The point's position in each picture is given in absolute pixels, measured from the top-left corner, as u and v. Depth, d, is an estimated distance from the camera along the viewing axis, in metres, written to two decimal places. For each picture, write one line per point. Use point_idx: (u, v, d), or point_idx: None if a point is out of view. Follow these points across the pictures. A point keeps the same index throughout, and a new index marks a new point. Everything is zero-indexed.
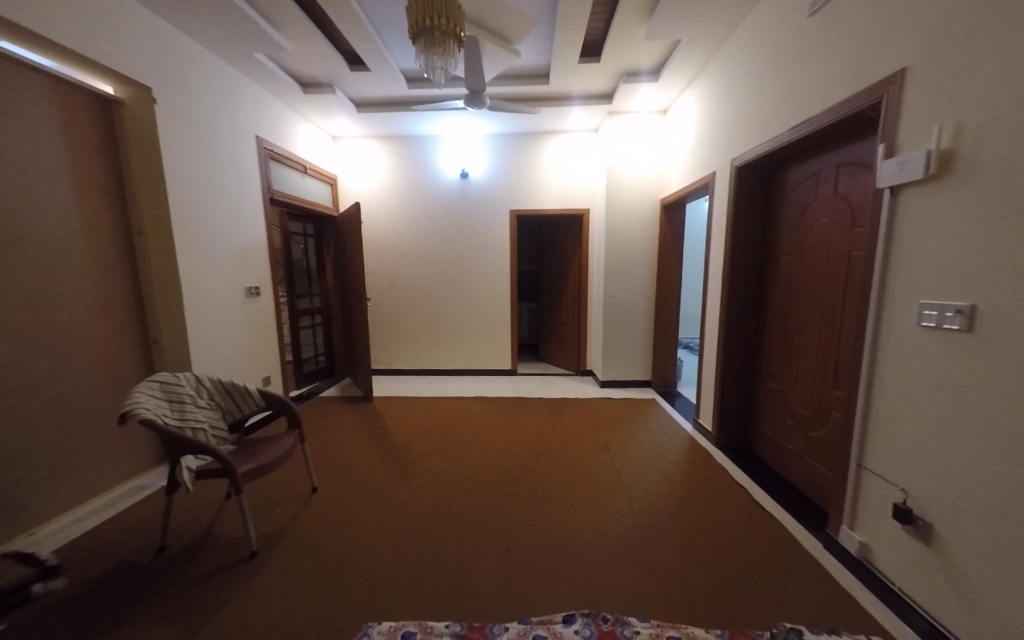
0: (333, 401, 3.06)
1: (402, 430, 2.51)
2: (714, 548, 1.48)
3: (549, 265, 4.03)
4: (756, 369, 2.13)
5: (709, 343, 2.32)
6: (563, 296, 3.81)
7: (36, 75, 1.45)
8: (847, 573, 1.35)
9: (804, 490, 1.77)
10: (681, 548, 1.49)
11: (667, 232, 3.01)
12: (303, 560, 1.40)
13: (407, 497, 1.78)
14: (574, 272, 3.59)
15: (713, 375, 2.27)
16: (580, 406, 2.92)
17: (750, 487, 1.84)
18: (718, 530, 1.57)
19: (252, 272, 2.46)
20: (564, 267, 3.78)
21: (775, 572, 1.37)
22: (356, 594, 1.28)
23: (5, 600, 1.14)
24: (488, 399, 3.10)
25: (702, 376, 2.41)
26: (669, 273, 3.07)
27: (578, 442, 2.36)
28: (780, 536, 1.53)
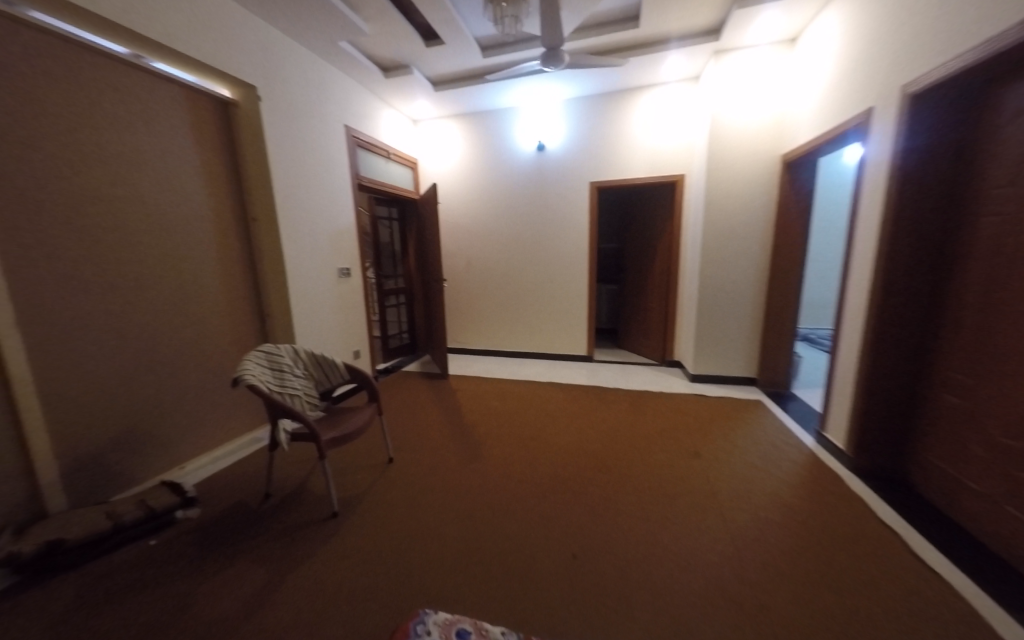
0: (414, 377, 3.24)
1: (474, 410, 2.54)
2: (847, 605, 1.14)
3: (633, 243, 3.67)
4: (920, 374, 1.60)
5: (845, 335, 1.83)
6: (647, 277, 3.44)
7: (172, 85, 1.71)
8: None
9: (993, 544, 1.29)
10: (797, 596, 1.17)
11: (788, 198, 2.45)
12: (377, 526, 1.45)
13: (471, 481, 1.75)
14: (663, 249, 3.19)
15: (850, 376, 1.78)
16: (667, 401, 2.60)
17: (903, 530, 1.40)
18: (852, 582, 1.21)
19: (345, 256, 2.68)
20: (650, 244, 3.37)
21: None
22: (416, 573, 1.26)
23: (153, 521, 1.39)
24: (565, 385, 2.96)
25: (832, 376, 1.93)
26: (788, 247, 2.51)
27: (663, 442, 2.09)
28: (952, 606, 1.11)
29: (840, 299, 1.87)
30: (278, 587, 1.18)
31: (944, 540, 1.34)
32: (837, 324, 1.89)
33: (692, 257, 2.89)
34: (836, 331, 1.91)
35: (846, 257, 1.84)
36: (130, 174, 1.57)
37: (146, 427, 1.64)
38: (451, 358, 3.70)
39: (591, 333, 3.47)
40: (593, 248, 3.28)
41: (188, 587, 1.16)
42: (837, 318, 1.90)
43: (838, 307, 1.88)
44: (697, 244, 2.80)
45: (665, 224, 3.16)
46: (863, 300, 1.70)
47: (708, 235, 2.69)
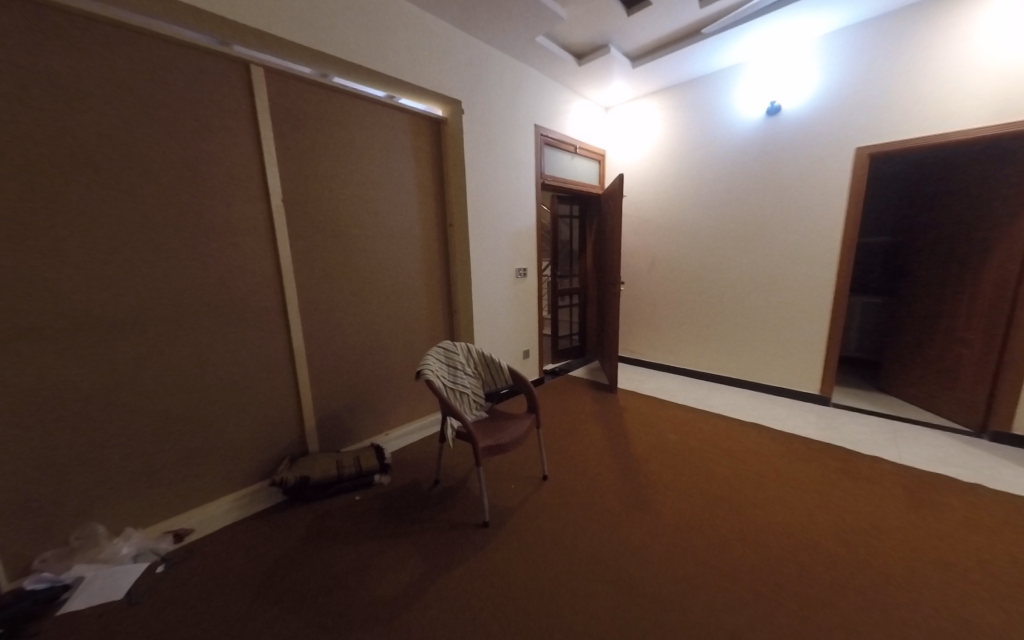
0: (581, 384, 3.09)
1: (645, 441, 2.18)
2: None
3: (933, 242, 2.43)
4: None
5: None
6: (963, 292, 2.23)
7: (400, 112, 2.02)
8: None
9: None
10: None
11: None
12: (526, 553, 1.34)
13: (637, 533, 1.45)
14: (1011, 251, 1.98)
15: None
16: (996, 514, 1.56)
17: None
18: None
19: (524, 257, 2.73)
20: (979, 244, 2.14)
21: None
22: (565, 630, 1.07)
23: (358, 479, 1.68)
24: (782, 436, 2.21)
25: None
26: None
27: (990, 587, 1.23)
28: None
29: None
30: (431, 585, 1.21)
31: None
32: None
33: None
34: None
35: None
36: (368, 191, 1.93)
37: (367, 397, 2.03)
38: (622, 369, 3.36)
39: (830, 365, 2.47)
40: (848, 245, 2.28)
41: (368, 553, 1.33)
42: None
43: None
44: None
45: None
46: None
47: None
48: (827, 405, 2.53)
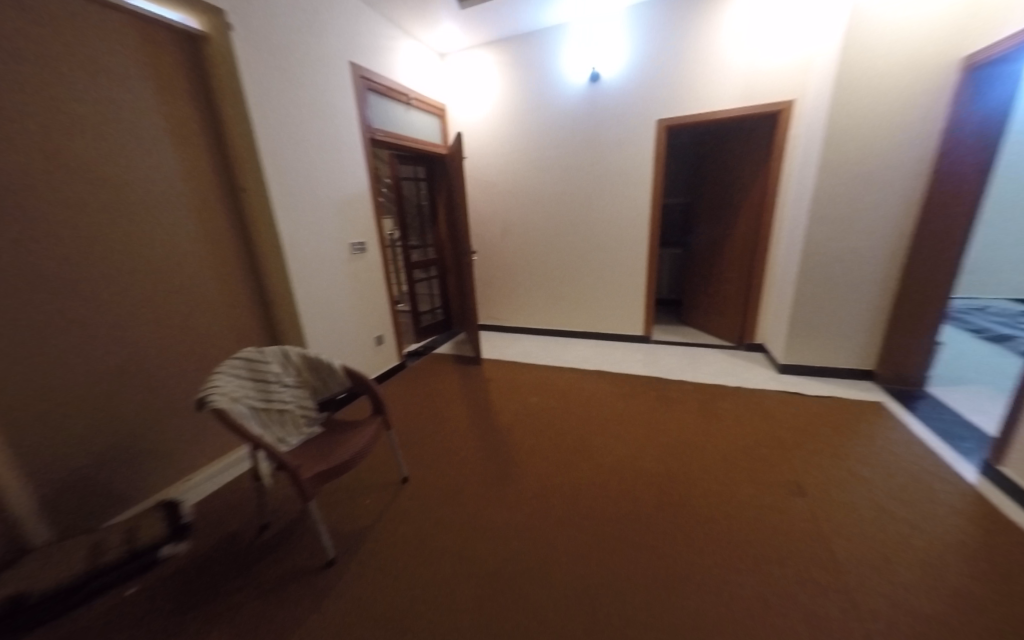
0: (444, 361, 2.96)
1: (506, 413, 2.21)
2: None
3: (709, 201, 3.03)
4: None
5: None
6: (728, 242, 2.86)
7: (110, 12, 1.31)
8: None
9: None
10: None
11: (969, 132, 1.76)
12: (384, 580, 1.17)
13: (502, 500, 1.52)
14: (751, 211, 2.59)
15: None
16: (749, 408, 2.11)
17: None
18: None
19: (358, 228, 2.32)
20: (735, 202, 2.73)
21: None
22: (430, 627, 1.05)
23: (132, 563, 1.19)
24: (617, 378, 2.54)
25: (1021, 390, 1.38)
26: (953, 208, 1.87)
27: (750, 467, 1.63)
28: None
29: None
30: None
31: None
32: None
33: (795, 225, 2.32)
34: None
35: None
36: (70, 139, 1.25)
37: (141, 441, 1.46)
38: (485, 337, 3.36)
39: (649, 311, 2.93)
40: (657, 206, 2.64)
41: None
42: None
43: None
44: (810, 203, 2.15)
45: (760, 178, 2.49)
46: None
47: (830, 188, 2.06)
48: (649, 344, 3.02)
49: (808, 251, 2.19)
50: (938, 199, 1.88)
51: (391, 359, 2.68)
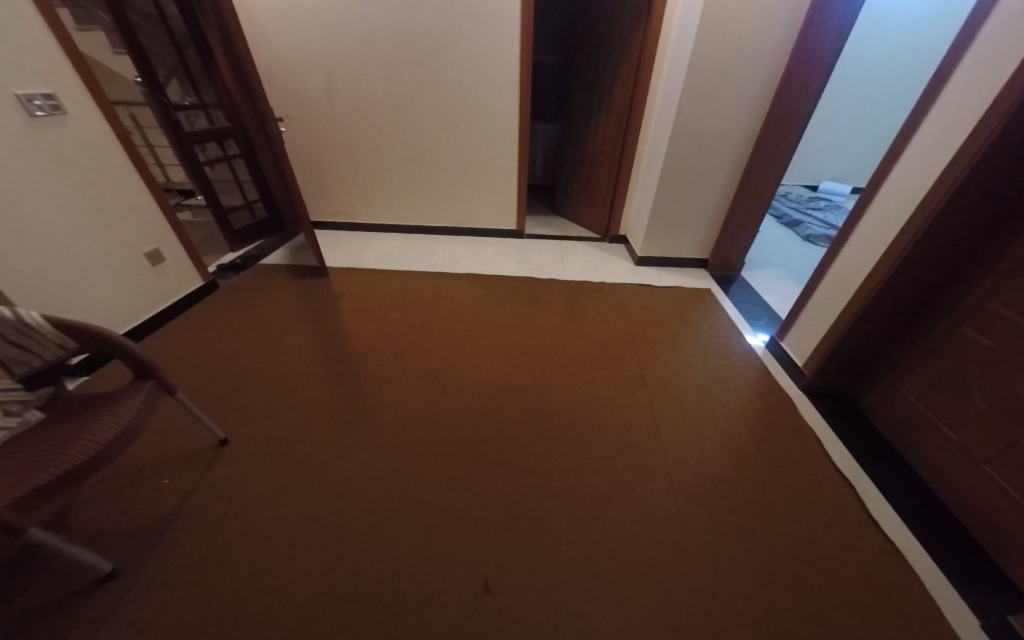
0: (279, 278, 2.38)
1: (364, 338, 1.92)
2: (818, 593, 1.01)
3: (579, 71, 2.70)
4: (939, 299, 1.32)
5: (859, 235, 1.46)
6: (600, 122, 2.62)
7: None
8: (968, 612, 0.99)
9: (943, 494, 1.26)
10: (772, 589, 1.02)
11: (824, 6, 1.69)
12: (201, 592, 0.98)
13: (357, 437, 1.42)
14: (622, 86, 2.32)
15: (851, 290, 1.47)
16: (607, 304, 2.21)
17: (856, 480, 1.31)
18: (817, 550, 1.10)
19: (24, 69, 1.33)
20: (610, 70, 2.40)
21: (883, 599, 1.00)
22: (275, 584, 1.00)
23: None
24: (490, 284, 2.39)
25: (812, 284, 1.67)
26: (797, 103, 1.94)
27: (601, 366, 1.75)
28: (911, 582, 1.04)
29: (871, 193, 1.43)
30: None
31: (893, 489, 1.29)
32: (853, 220, 1.50)
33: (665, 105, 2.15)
34: (851, 228, 1.51)
35: (906, 125, 1.31)
36: None
37: None
38: (338, 241, 2.84)
39: (521, 202, 2.87)
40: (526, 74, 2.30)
41: None
42: (851, 211, 1.51)
43: (864, 203, 1.45)
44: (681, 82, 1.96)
45: (637, 40, 2.14)
46: (929, 185, 1.21)
47: (703, 64, 1.87)
48: (520, 239, 3.03)
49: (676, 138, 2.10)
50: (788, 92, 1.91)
51: (191, 279, 2.05)
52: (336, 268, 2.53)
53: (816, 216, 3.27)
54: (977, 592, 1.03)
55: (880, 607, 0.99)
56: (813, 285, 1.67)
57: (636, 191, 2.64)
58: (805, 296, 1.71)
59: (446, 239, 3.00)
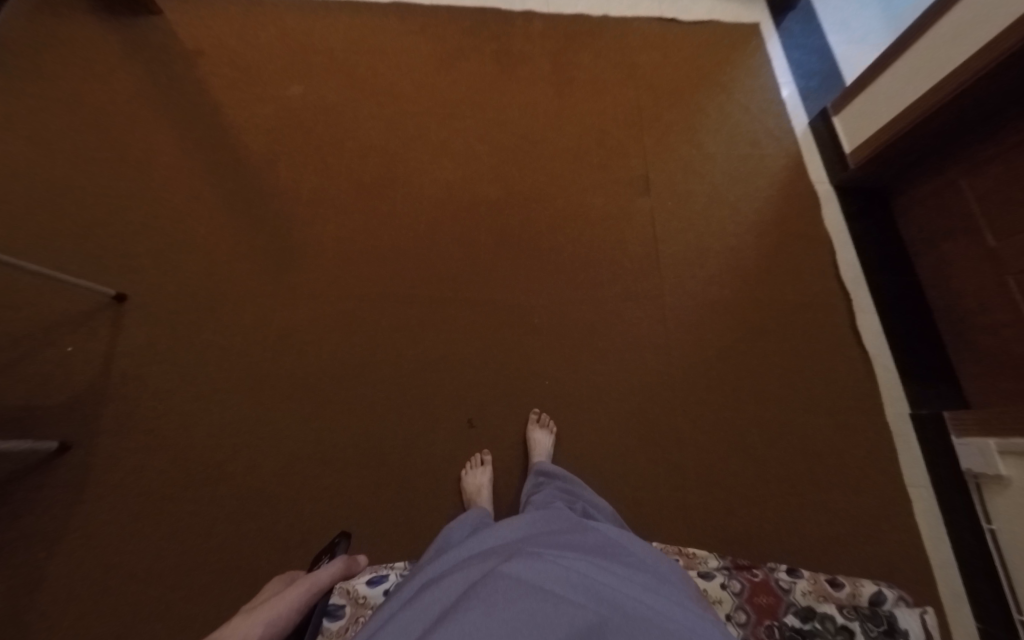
0: (77, 15, 1.43)
1: (259, 134, 1.32)
2: (777, 403, 1.07)
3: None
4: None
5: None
6: None
7: None
8: (902, 405, 1.09)
9: (935, 300, 1.20)
10: (737, 403, 1.07)
11: None
12: (172, 453, 0.95)
13: (287, 279, 1.14)
14: None
15: (963, 57, 0.96)
16: (610, 59, 1.53)
17: (854, 291, 1.22)
18: (790, 366, 1.12)
19: None
20: None
21: (829, 401, 1.08)
22: (240, 441, 0.97)
23: None
24: (433, 27, 1.55)
25: (916, 30, 1.09)
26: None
27: (595, 165, 1.33)
28: (865, 387, 1.10)
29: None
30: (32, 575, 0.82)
31: (887, 299, 1.22)
32: None
33: None
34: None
35: None
36: None
37: None
38: None
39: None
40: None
41: None
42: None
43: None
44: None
45: None
46: None
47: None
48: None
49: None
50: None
51: None
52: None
53: None
54: (919, 387, 1.11)
55: (829, 411, 1.07)
56: (917, 32, 1.08)
57: None
58: (895, 51, 1.15)
59: None
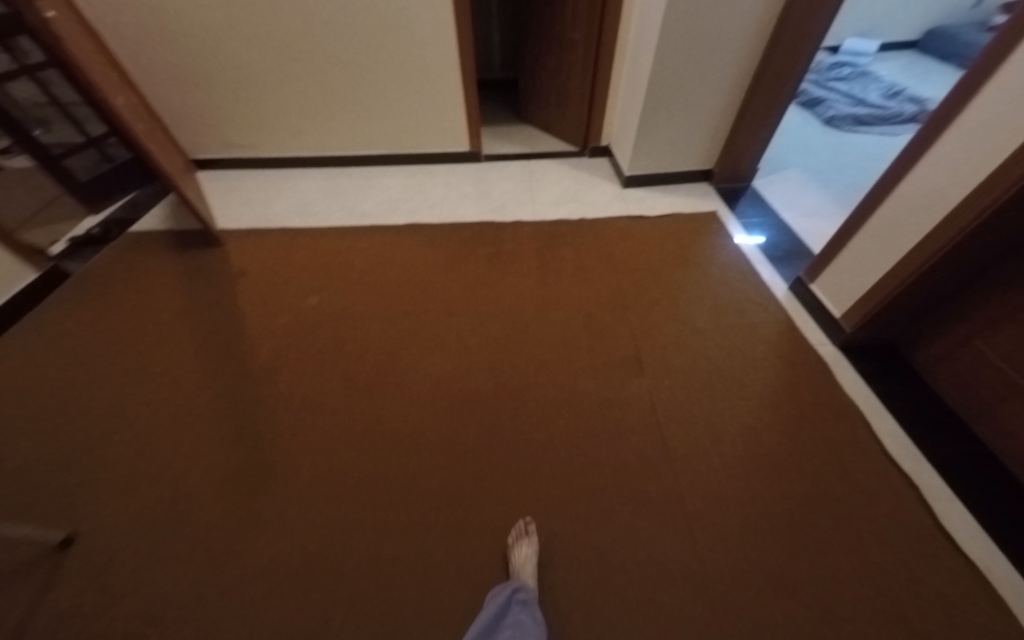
0: (151, 254, 1.77)
1: (271, 342, 1.43)
2: None
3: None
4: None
5: (956, 139, 0.89)
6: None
7: None
8: None
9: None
10: None
11: None
12: None
13: (259, 501, 1.04)
14: None
15: (930, 227, 0.97)
16: (590, 251, 1.74)
17: (917, 476, 1.01)
18: (878, 595, 0.84)
19: None
20: None
21: None
22: None
23: None
24: (437, 239, 1.85)
25: (859, 214, 1.17)
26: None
27: (586, 346, 1.35)
28: (998, 626, 0.80)
29: (992, 60, 0.81)
30: None
31: (962, 480, 1.01)
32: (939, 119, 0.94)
33: None
34: (940, 128, 0.93)
35: None
36: None
37: None
38: (239, 194, 2.17)
39: (471, 112, 2.17)
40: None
41: None
42: (943, 100, 0.92)
43: (971, 87, 0.85)
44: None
45: None
46: None
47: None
48: (479, 162, 2.38)
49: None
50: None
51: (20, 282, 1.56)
52: (234, 231, 1.91)
53: (838, 90, 2.57)
54: None
55: None
56: (863, 214, 1.16)
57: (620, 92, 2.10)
58: (849, 230, 1.21)
59: (379, 172, 2.32)
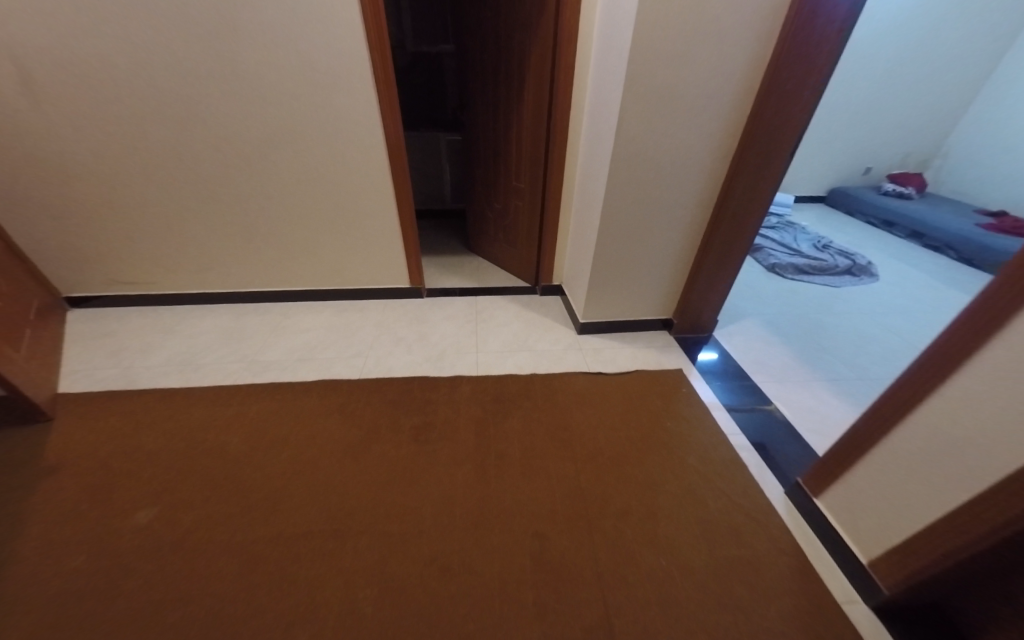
0: None
1: (40, 611, 0.91)
2: None
3: (475, 69, 2.07)
4: None
5: (981, 384, 0.76)
6: (509, 154, 2.04)
7: None
8: None
9: None
10: None
11: (797, 84, 1.29)
12: None
13: None
14: (529, 119, 1.81)
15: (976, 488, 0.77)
16: (542, 421, 1.44)
17: None
18: None
19: None
20: (511, 89, 1.86)
21: None
22: None
23: None
24: (352, 402, 1.49)
25: (882, 413, 0.95)
26: (796, 95, 1.31)
27: (534, 606, 0.95)
28: None
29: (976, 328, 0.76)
30: None
31: None
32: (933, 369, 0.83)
33: (596, 140, 1.55)
34: (983, 335, 0.75)
35: None
36: None
37: None
38: (113, 340, 1.80)
39: (412, 252, 2.05)
40: (384, 65, 1.55)
41: None
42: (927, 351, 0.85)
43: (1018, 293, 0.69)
44: (621, 64, 1.27)
45: (539, 51, 1.62)
46: None
47: (647, 41, 1.20)
48: (422, 298, 2.18)
49: (618, 146, 1.39)
50: (785, 77, 1.27)
51: None
52: (81, 395, 1.49)
53: (773, 239, 2.84)
54: None
55: None
56: (870, 436, 0.98)
57: (565, 240, 2.05)
58: (870, 430, 0.97)
59: (302, 310, 2.07)
